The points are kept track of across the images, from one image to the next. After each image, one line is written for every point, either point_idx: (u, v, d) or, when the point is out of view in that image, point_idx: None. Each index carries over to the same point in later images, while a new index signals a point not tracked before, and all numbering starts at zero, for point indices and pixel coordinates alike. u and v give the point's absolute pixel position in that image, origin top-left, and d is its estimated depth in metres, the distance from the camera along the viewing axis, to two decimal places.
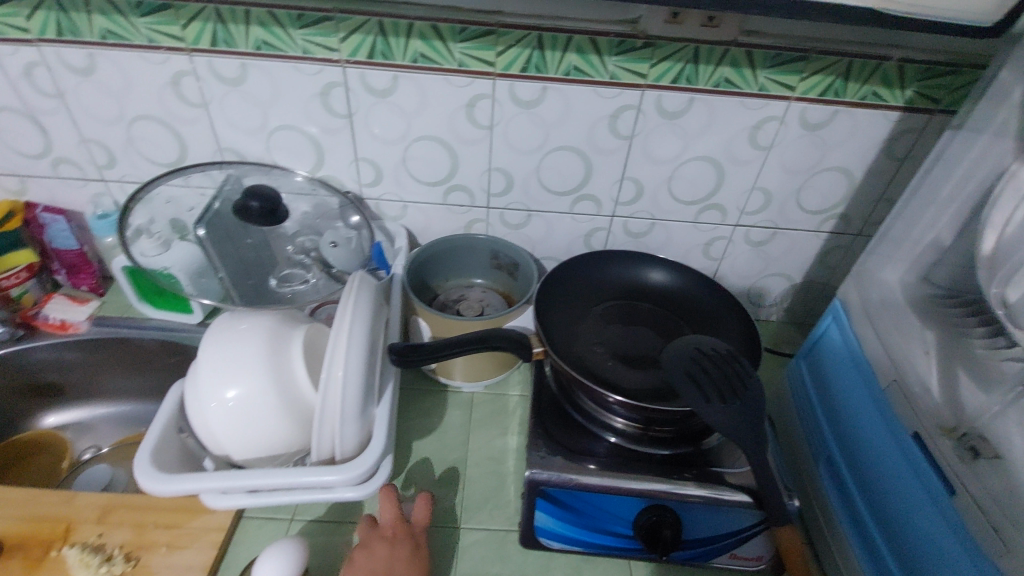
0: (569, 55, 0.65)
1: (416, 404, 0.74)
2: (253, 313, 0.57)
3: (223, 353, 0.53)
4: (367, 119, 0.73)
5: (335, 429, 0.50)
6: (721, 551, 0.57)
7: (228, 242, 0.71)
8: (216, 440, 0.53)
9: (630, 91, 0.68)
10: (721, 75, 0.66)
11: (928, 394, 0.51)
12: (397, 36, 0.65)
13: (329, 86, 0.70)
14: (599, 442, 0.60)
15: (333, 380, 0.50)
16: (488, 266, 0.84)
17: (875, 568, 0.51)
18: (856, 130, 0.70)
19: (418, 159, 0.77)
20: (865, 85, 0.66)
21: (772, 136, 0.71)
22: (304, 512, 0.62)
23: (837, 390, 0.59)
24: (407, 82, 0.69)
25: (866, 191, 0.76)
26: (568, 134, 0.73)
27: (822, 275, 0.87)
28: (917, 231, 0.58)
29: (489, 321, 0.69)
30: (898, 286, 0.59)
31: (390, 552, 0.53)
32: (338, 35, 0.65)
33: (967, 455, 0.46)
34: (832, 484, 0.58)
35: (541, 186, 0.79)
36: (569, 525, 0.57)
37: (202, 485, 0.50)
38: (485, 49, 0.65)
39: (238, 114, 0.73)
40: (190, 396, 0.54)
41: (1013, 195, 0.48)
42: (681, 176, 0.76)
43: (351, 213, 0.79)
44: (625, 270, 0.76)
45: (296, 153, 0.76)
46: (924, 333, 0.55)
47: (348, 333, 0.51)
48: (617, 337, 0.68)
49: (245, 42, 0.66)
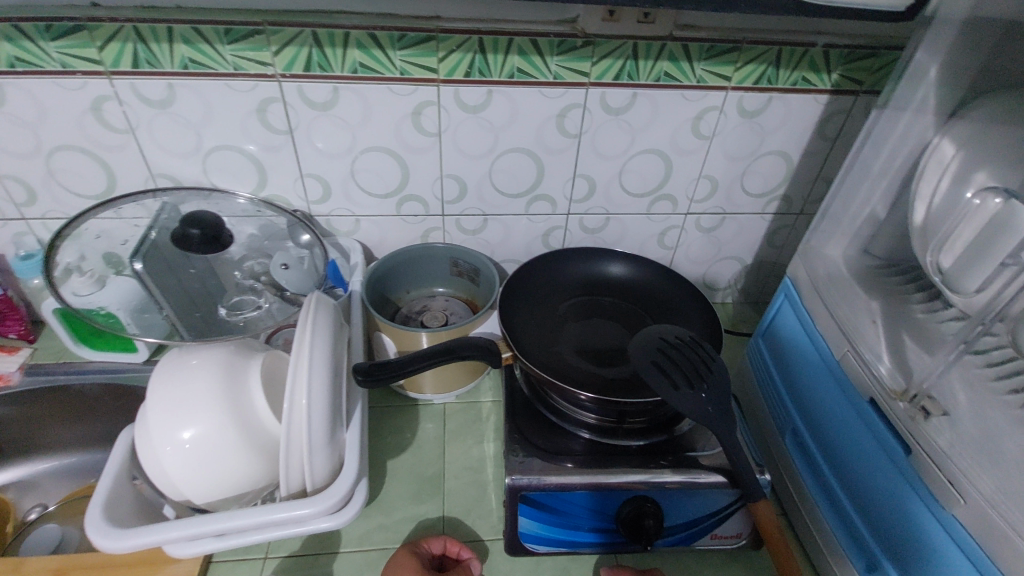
0: (511, 58, 0.65)
1: (387, 422, 0.72)
2: (203, 347, 0.54)
3: (174, 392, 0.50)
4: (310, 134, 0.70)
5: (303, 459, 0.48)
6: (702, 534, 0.58)
7: (171, 275, 0.67)
8: (174, 486, 0.50)
9: (574, 90, 0.69)
10: (660, 69, 0.67)
11: (880, 360, 0.52)
12: (334, 46, 0.63)
13: (266, 102, 0.67)
14: (574, 440, 0.60)
15: (297, 408, 0.48)
16: (449, 274, 0.83)
17: (845, 529, 0.54)
18: (790, 115, 0.73)
19: (366, 171, 0.75)
20: (795, 71, 0.69)
21: (714, 126, 0.74)
22: (278, 548, 0.59)
23: (796, 364, 0.62)
24: (348, 93, 0.67)
25: (805, 171, 0.80)
26: (517, 136, 0.73)
27: (771, 254, 0.91)
28: (854, 206, 0.61)
29: (454, 330, 0.68)
30: (842, 260, 0.62)
31: (405, 555, 0.55)
32: (271, 49, 0.62)
33: (918, 414, 0.47)
34: (799, 454, 0.61)
35: (495, 190, 0.78)
36: (553, 526, 0.56)
37: (164, 536, 0.47)
38: (426, 55, 0.64)
39: (170, 138, 0.69)
40: (142, 442, 0.50)
41: (936, 167, 0.53)
42: (631, 170, 0.78)
43: (302, 231, 0.74)
44: (584, 266, 0.77)
45: (237, 174, 0.73)
46: (870, 304, 0.57)
47: (309, 357, 0.49)
48: (583, 334, 0.69)
49: (170, 62, 0.63)
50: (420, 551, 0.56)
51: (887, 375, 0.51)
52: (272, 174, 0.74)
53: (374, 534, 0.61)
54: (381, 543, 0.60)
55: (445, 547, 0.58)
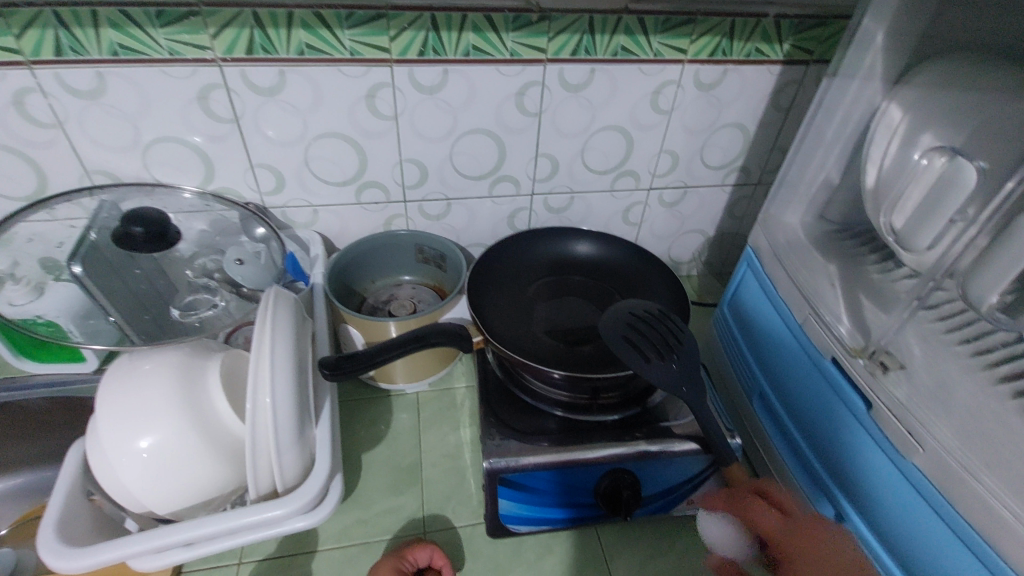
0: (465, 35, 0.63)
1: (359, 416, 0.70)
2: (157, 350, 0.51)
3: (127, 400, 0.47)
4: (258, 121, 0.67)
5: (271, 460, 0.46)
6: (679, 500, 0.59)
7: (113, 276, 0.64)
8: (134, 498, 0.47)
9: (532, 67, 0.67)
10: (617, 43, 0.67)
11: (841, 321, 0.54)
12: (277, 27, 0.59)
13: (207, 89, 0.63)
14: (550, 418, 0.60)
15: (260, 408, 0.45)
16: (415, 261, 0.81)
17: (813, 484, 0.56)
18: (745, 87, 0.74)
19: (321, 159, 0.72)
20: (748, 42, 0.69)
21: (672, 99, 0.74)
22: (252, 552, 0.57)
23: (760, 329, 0.63)
24: (296, 77, 0.64)
25: (761, 142, 0.81)
26: (477, 117, 0.71)
27: (732, 225, 0.93)
28: (810, 174, 0.63)
29: (423, 317, 0.66)
30: (800, 227, 0.64)
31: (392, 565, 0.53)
32: (209, 31, 0.59)
33: (877, 369, 0.49)
34: (767, 416, 0.62)
35: (456, 172, 0.77)
36: (533, 506, 0.57)
37: (125, 551, 0.45)
38: (377, 34, 0.62)
39: (104, 131, 0.64)
40: (95, 455, 0.48)
41: (885, 130, 0.54)
42: (593, 147, 0.77)
43: (256, 224, 0.71)
44: (551, 246, 0.76)
45: (180, 167, 0.69)
46: (828, 267, 0.59)
47: (270, 353, 0.46)
48: (554, 315, 0.69)
49: (98, 48, 0.58)
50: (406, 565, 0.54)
51: (847, 335, 0.52)
52: (219, 165, 0.70)
53: (353, 530, 0.60)
54: (361, 538, 0.59)
55: (431, 558, 0.55)
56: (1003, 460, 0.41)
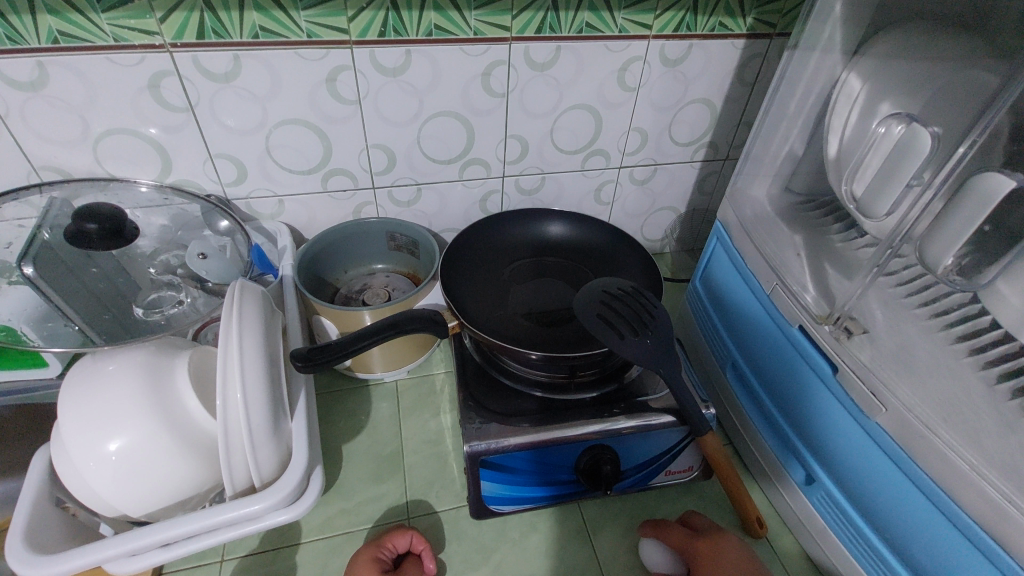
0: (427, 14, 0.62)
1: (337, 407, 0.70)
2: (120, 351, 0.50)
3: (90, 405, 0.46)
4: (214, 110, 0.64)
5: (246, 455, 0.45)
6: (657, 471, 0.60)
7: (69, 276, 0.62)
8: (104, 502, 0.46)
9: (497, 46, 0.66)
10: (582, 20, 0.66)
11: (807, 289, 0.55)
12: (228, 10, 0.57)
13: (159, 76, 0.60)
14: (528, 399, 0.60)
15: (232, 404, 0.44)
16: (387, 249, 0.80)
17: (785, 449, 0.58)
18: (710, 62, 0.74)
19: (284, 147, 0.70)
20: (712, 17, 0.69)
21: (639, 76, 0.74)
22: (234, 549, 0.57)
23: (731, 302, 0.64)
24: (252, 61, 0.61)
25: (728, 117, 0.82)
26: (443, 99, 0.70)
27: (703, 201, 0.94)
28: (774, 146, 0.64)
29: (397, 304, 0.66)
30: (767, 200, 0.65)
31: (371, 550, 0.54)
32: (156, 16, 0.56)
33: (842, 334, 0.50)
34: (740, 386, 0.64)
35: (424, 157, 0.75)
36: (516, 485, 0.57)
37: (99, 555, 0.44)
38: (334, 15, 0.60)
39: (49, 125, 0.61)
40: (60, 461, 0.46)
41: (845, 101, 0.55)
42: (562, 126, 0.77)
43: (219, 217, 0.69)
44: (523, 229, 0.76)
45: (134, 161, 0.67)
46: (794, 238, 0.60)
47: (239, 348, 0.45)
48: (528, 296, 0.69)
49: (37, 37, 0.55)
50: (384, 554, 0.54)
51: (813, 302, 0.54)
52: (176, 158, 0.68)
53: (335, 520, 0.59)
54: (344, 527, 0.59)
55: (412, 543, 0.56)
56: (958, 415, 0.43)
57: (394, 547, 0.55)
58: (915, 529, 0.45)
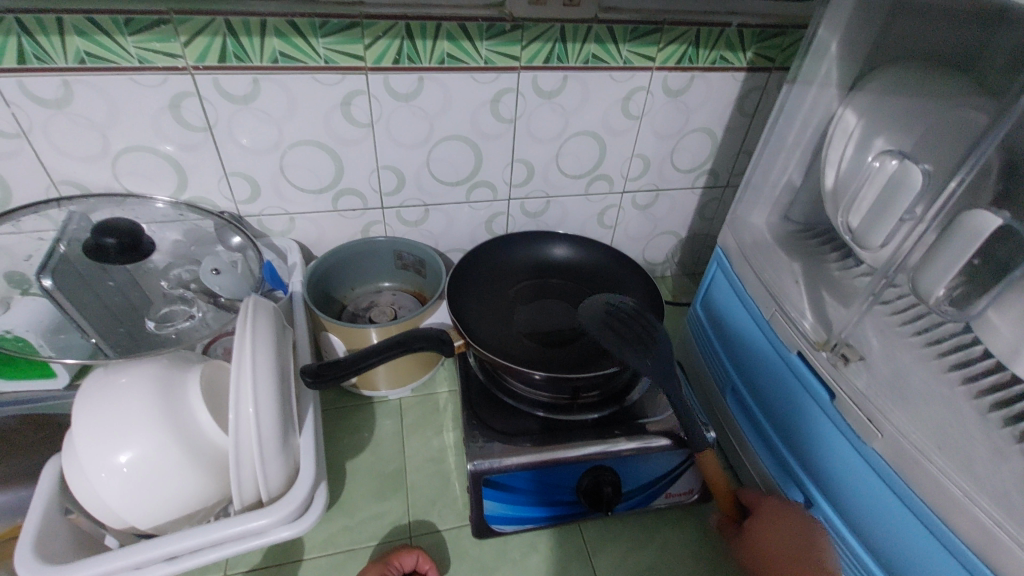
0: (440, 43, 0.64)
1: (342, 424, 0.70)
2: (133, 363, 0.51)
3: (104, 417, 0.46)
4: (232, 129, 0.66)
5: (255, 470, 0.46)
6: (657, 493, 0.61)
7: (87, 290, 0.63)
8: (114, 513, 0.47)
9: (506, 75, 0.69)
10: (588, 51, 0.69)
11: (806, 316, 0.56)
12: (250, 35, 0.59)
13: (180, 97, 0.62)
14: (531, 419, 0.61)
15: (244, 419, 0.45)
16: (394, 268, 0.81)
17: (784, 473, 0.58)
18: (711, 93, 0.77)
19: (297, 166, 0.72)
20: (713, 50, 0.72)
21: (642, 106, 0.76)
22: (236, 564, 0.57)
23: (731, 326, 0.66)
24: (270, 84, 0.63)
25: (728, 146, 0.84)
26: (453, 123, 0.72)
27: (703, 226, 0.96)
28: (773, 177, 0.66)
29: (404, 323, 0.67)
30: (766, 228, 0.67)
31: (379, 565, 0.55)
32: (180, 40, 0.58)
33: (839, 361, 0.51)
34: (739, 410, 0.65)
35: (433, 178, 0.78)
36: (518, 505, 0.58)
37: (107, 567, 0.44)
38: (352, 42, 0.62)
39: (70, 141, 0.63)
40: (72, 472, 0.47)
41: (841, 135, 0.57)
42: (567, 152, 0.79)
43: (231, 233, 0.70)
44: (528, 250, 0.78)
45: (152, 177, 0.68)
46: (792, 265, 0.62)
47: (252, 363, 0.46)
48: (533, 317, 0.70)
49: (64, 57, 0.57)
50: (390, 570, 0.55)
51: (810, 329, 0.55)
52: (192, 175, 0.69)
53: (338, 537, 0.60)
54: (346, 545, 0.59)
55: (417, 562, 0.56)
56: (950, 440, 0.44)
57: (401, 563, 0.56)
58: (912, 556, 0.45)
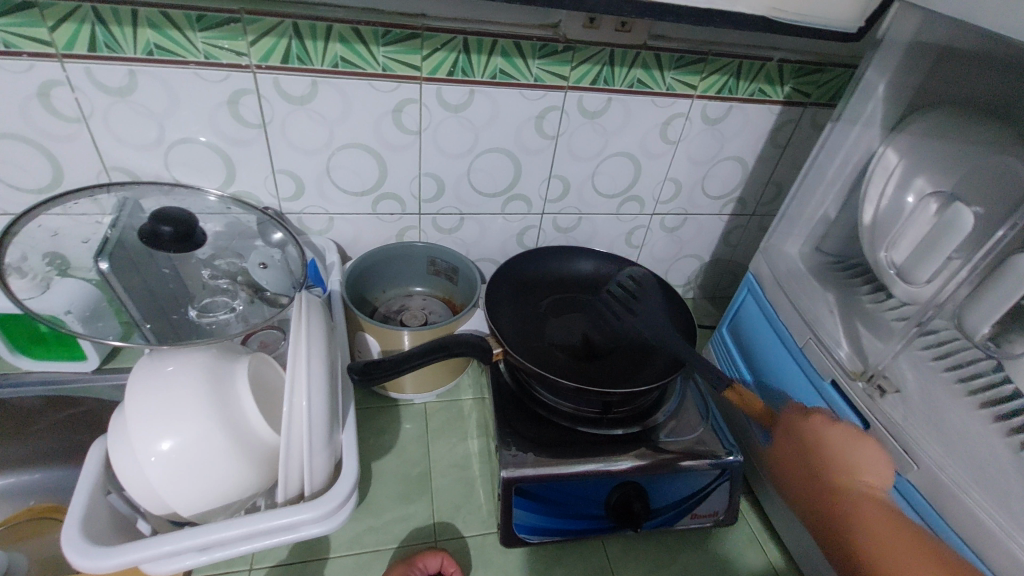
0: (494, 58, 0.66)
1: (369, 424, 0.71)
2: (184, 352, 0.51)
3: (154, 402, 0.47)
4: (284, 128, 0.68)
5: (302, 462, 0.46)
6: (684, 514, 0.61)
7: (133, 272, 0.63)
8: (157, 499, 0.47)
9: (554, 93, 0.71)
10: (634, 76, 0.71)
11: (841, 347, 0.58)
12: (315, 39, 0.61)
13: (238, 94, 0.64)
14: (561, 430, 0.62)
15: (296, 410, 0.46)
16: (427, 273, 0.82)
17: None
18: (748, 124, 0.79)
19: (342, 168, 0.73)
20: (753, 82, 0.74)
21: (680, 131, 0.78)
22: (263, 559, 0.57)
23: (761, 351, 0.67)
24: (327, 87, 0.65)
25: (758, 175, 0.86)
26: (498, 136, 0.74)
27: (727, 252, 0.97)
28: (809, 209, 0.67)
29: (438, 328, 0.68)
30: (799, 258, 0.68)
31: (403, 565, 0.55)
32: (248, 39, 0.60)
33: (875, 393, 0.53)
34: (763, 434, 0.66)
35: (471, 188, 0.79)
36: (548, 516, 0.58)
37: (149, 552, 0.44)
38: (411, 52, 0.64)
39: (127, 129, 0.64)
40: (118, 456, 0.47)
41: (882, 173, 0.59)
42: (603, 171, 0.81)
43: (273, 229, 0.71)
44: (561, 264, 0.79)
45: (200, 169, 0.70)
46: (826, 296, 0.63)
47: (307, 357, 0.47)
48: (564, 331, 0.71)
49: (134, 48, 0.59)
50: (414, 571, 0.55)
51: (846, 359, 0.56)
52: (240, 169, 0.71)
53: (364, 537, 0.60)
54: (372, 545, 0.59)
55: (442, 565, 0.56)
56: (986, 475, 0.46)
57: (425, 565, 0.56)
58: None
